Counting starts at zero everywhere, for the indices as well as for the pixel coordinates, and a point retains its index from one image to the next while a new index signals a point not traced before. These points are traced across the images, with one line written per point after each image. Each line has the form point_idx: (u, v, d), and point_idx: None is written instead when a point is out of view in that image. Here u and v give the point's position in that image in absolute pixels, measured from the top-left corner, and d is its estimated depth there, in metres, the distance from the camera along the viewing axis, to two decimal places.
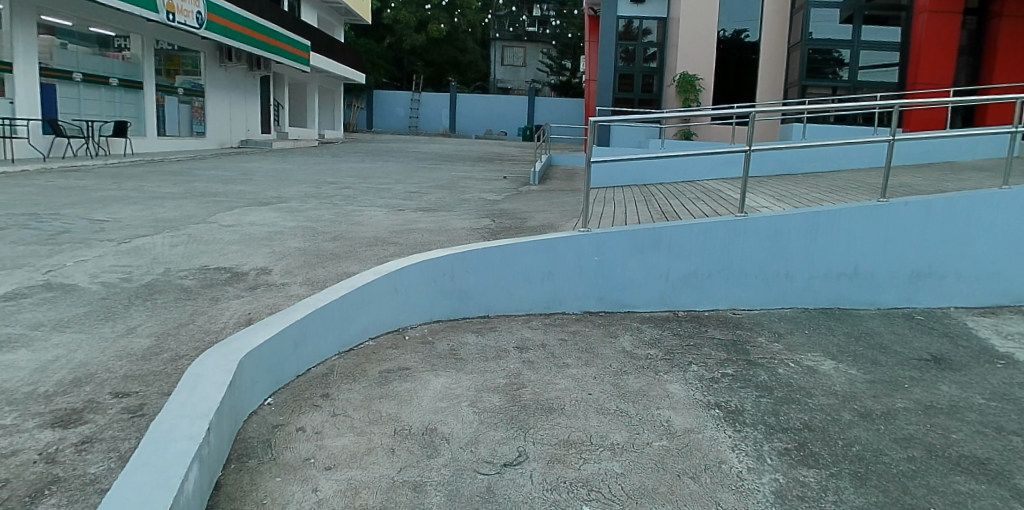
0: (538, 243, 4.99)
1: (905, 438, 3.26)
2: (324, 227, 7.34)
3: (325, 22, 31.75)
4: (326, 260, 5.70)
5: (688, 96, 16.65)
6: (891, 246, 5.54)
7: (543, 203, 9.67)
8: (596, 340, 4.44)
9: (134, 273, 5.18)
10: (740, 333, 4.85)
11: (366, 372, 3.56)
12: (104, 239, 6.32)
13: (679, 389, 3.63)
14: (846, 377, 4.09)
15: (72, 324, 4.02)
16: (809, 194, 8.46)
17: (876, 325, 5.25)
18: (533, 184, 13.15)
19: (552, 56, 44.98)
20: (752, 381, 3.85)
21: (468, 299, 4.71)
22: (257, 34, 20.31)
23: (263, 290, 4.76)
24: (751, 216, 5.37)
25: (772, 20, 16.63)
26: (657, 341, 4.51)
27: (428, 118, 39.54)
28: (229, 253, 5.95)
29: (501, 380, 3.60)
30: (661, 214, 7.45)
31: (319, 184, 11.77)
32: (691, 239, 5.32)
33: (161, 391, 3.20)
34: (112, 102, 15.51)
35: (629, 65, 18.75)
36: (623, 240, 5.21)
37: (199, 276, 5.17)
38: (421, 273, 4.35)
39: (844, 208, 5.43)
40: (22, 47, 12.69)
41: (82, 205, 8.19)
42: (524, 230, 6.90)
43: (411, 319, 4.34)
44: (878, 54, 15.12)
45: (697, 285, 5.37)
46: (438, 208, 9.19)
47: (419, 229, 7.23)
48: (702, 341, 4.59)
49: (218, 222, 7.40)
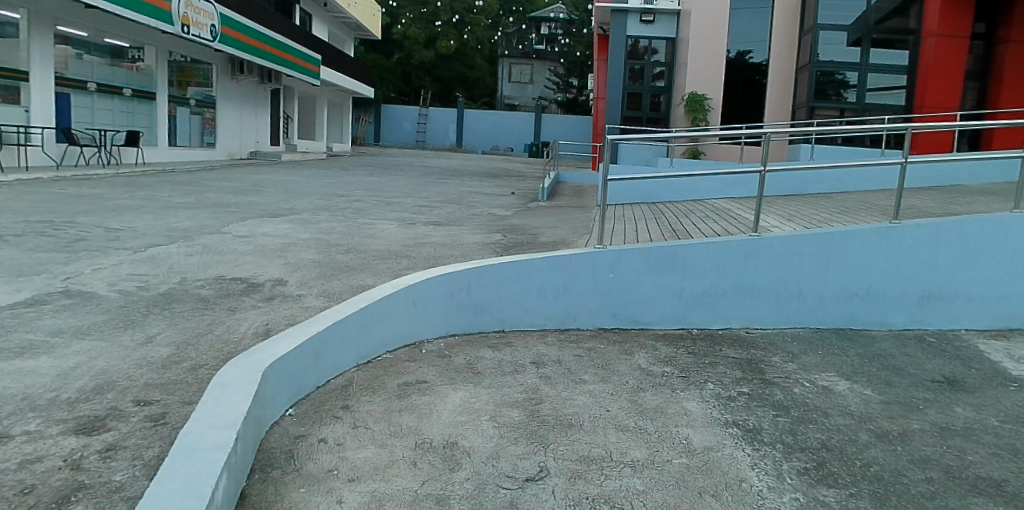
0: (553, 258, 4.90)
1: (922, 459, 3.26)
2: (338, 239, 7.40)
3: (336, 36, 32.11)
4: (340, 272, 5.75)
5: (697, 115, 16.91)
6: (901, 268, 5.55)
7: (553, 219, 9.72)
8: (613, 356, 4.36)
9: (151, 282, 5.21)
10: (754, 352, 4.76)
11: (385, 385, 3.56)
12: (120, 247, 6.37)
13: (696, 407, 3.63)
14: (861, 398, 4.08)
15: (92, 331, 4.06)
16: (820, 216, 8.51)
17: (889, 347, 5.24)
18: (541, 199, 13.26)
19: (559, 73, 45.27)
20: (769, 400, 3.85)
21: (483, 313, 4.64)
22: (269, 47, 20.56)
23: (279, 302, 4.83)
24: (765, 236, 5.33)
25: (781, 43, 16.72)
26: (672, 358, 4.42)
27: (435, 133, 39.87)
28: (245, 263, 6.01)
29: (520, 395, 3.57)
30: (672, 232, 7.48)
31: (329, 197, 11.88)
32: (706, 257, 5.25)
33: (182, 400, 3.23)
34: (125, 112, 15.73)
35: (638, 83, 18.86)
36: (638, 257, 5.11)
37: (215, 286, 5.20)
38: (438, 287, 4.32)
39: (856, 229, 5.44)
40: (39, 56, 12.85)
41: (97, 213, 8.25)
42: (535, 246, 6.94)
43: (427, 332, 4.29)
44: (886, 77, 15.26)
45: (712, 303, 5.28)
46: (449, 222, 9.24)
47: (432, 243, 7.26)
48: (717, 358, 4.51)
49: (232, 233, 7.45)
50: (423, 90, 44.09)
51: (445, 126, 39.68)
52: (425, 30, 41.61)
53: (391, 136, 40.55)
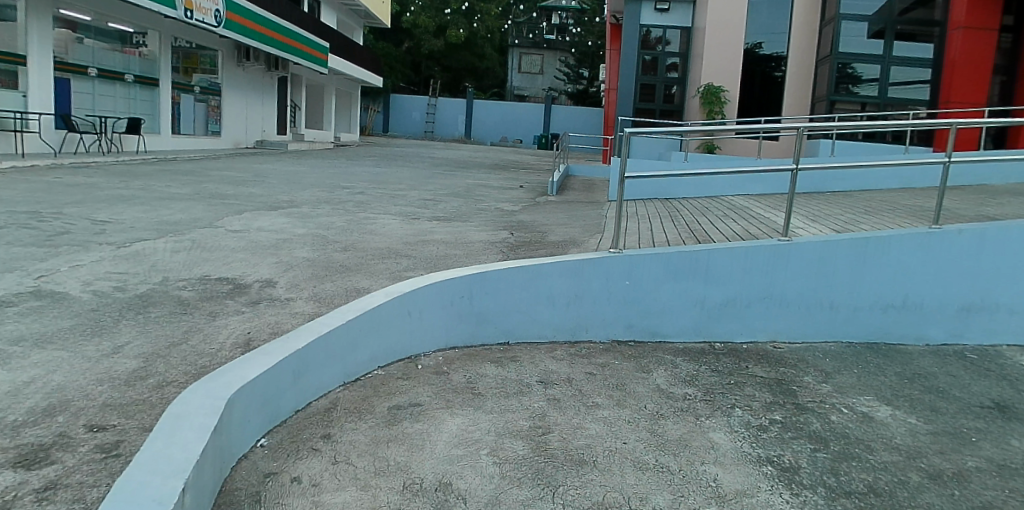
0: (566, 263, 4.37)
1: (985, 507, 2.83)
2: (336, 235, 7.02)
3: (343, 24, 31.63)
4: (335, 273, 5.37)
5: (713, 107, 16.19)
6: (940, 277, 5.09)
7: (564, 215, 9.30)
8: (629, 374, 3.92)
9: (130, 282, 4.83)
10: (784, 371, 4.32)
11: (374, 408, 3.17)
12: (104, 242, 6.01)
13: (724, 439, 3.21)
14: (907, 428, 3.65)
15: (55, 339, 3.68)
16: (844, 217, 8.02)
17: (928, 365, 4.78)
18: (551, 194, 12.81)
19: (570, 64, 44.72)
20: (805, 431, 3.43)
21: (486, 323, 4.16)
22: (276, 34, 20.18)
23: (265, 307, 4.44)
24: (798, 241, 4.82)
25: (801, 34, 16.15)
26: (695, 377, 3.98)
27: (444, 123, 39.38)
28: (233, 261, 5.61)
29: (525, 422, 3.16)
30: (689, 232, 7.04)
31: (332, 189, 11.51)
32: (734, 263, 4.72)
33: (142, 426, 2.84)
34: (127, 98, 15.39)
35: (651, 75, 18.33)
36: (659, 264, 4.57)
37: (199, 287, 4.81)
38: (435, 295, 3.86)
39: (895, 235, 4.96)
40: (38, 40, 12.49)
41: (87, 204, 7.89)
42: (544, 245, 6.52)
43: (422, 345, 3.85)
44: (909, 70, 14.70)
45: (737, 315, 4.76)
46: (454, 218, 8.84)
47: (434, 241, 6.83)
48: (744, 378, 4.07)
49: (225, 227, 7.07)
50: (432, 79, 43.55)
51: (454, 117, 39.16)
52: (434, 19, 40.99)
53: (399, 126, 40.10)
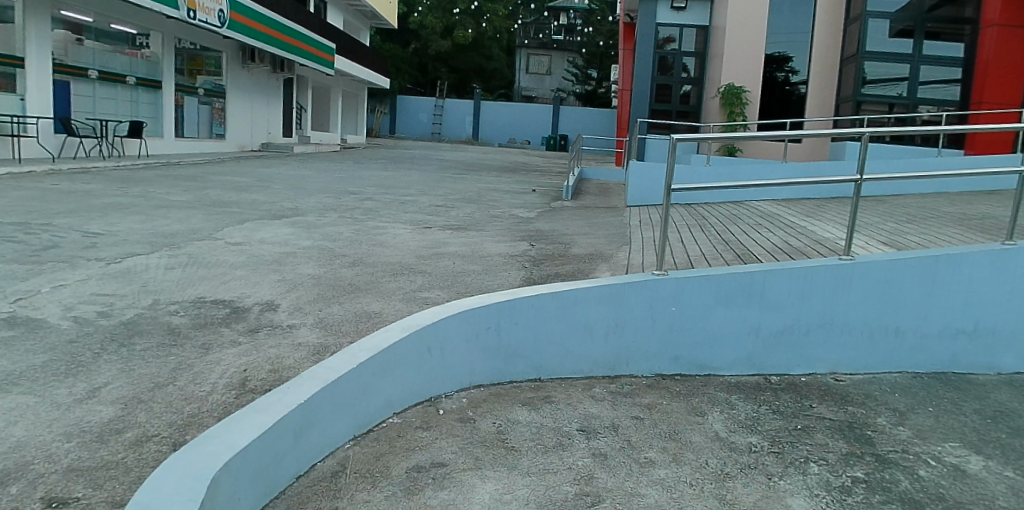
0: (604, 288, 3.86)
1: None
2: (344, 247, 6.54)
3: (350, 25, 31.21)
4: (343, 293, 4.88)
5: (733, 109, 15.70)
6: (1016, 298, 4.54)
7: (583, 223, 8.80)
8: (680, 419, 3.40)
9: (116, 306, 4.36)
10: (853, 412, 3.80)
11: (390, 470, 2.67)
12: (93, 258, 5.54)
13: (804, 506, 2.67)
14: (1008, 485, 3.11)
15: (23, 380, 3.20)
16: (888, 223, 7.46)
17: (1008, 399, 4.23)
18: (566, 199, 12.33)
19: (578, 65, 44.21)
20: (894, 492, 2.89)
21: (516, 358, 3.67)
22: (281, 35, 19.74)
23: (265, 336, 3.95)
24: (862, 260, 4.29)
25: (825, 33, 15.52)
26: (756, 423, 3.46)
27: (451, 124, 38.91)
28: (231, 280, 5.13)
29: (569, 488, 2.64)
30: (723, 243, 6.54)
31: (339, 195, 11.06)
32: (789, 286, 4.20)
33: (111, 498, 2.32)
34: (128, 101, 14.98)
35: (667, 75, 17.84)
36: (707, 288, 4.06)
37: (192, 312, 4.33)
38: (458, 328, 3.37)
39: (969, 253, 4.40)
40: (35, 41, 12.09)
41: (80, 213, 7.44)
42: (568, 259, 6.02)
43: (444, 386, 3.37)
44: (941, 70, 14.11)
45: (792, 344, 4.26)
46: (468, 226, 8.35)
47: (449, 255, 6.33)
48: (811, 423, 3.55)
49: (224, 239, 6.61)
50: (440, 81, 43.11)
51: (461, 118, 38.69)
52: (442, 20, 40.57)
53: (406, 128, 39.68)
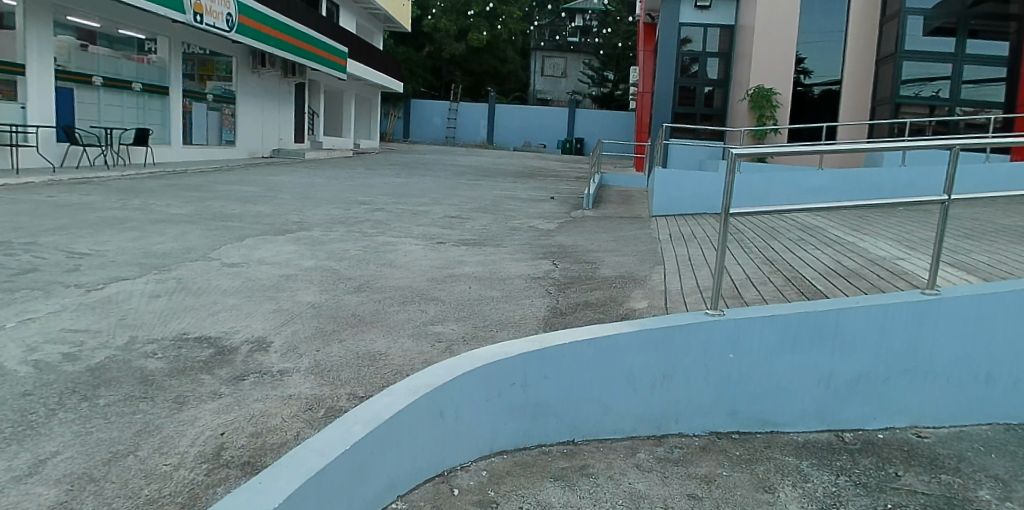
0: (650, 332, 3.27)
1: None
2: (349, 268, 6.00)
3: (363, 28, 30.85)
4: (345, 328, 4.32)
5: (764, 112, 14.95)
6: None
7: (607, 237, 8.19)
8: (749, 499, 2.78)
9: (85, 347, 3.81)
10: (948, 481, 3.14)
11: None
12: (72, 285, 5.02)
13: None
14: None
15: None
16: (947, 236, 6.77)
17: None
18: (587, 207, 11.74)
19: (594, 66, 43.64)
20: None
21: (548, 416, 3.10)
22: (291, 39, 19.32)
23: (252, 386, 3.39)
24: (950, 295, 3.62)
25: (860, 32, 14.79)
26: (837, 502, 2.83)
27: (466, 128, 38.45)
28: (221, 311, 4.59)
29: None
30: (768, 262, 5.92)
31: (348, 205, 10.54)
32: (865, 326, 3.56)
33: None
34: (135, 108, 14.60)
35: (691, 76, 17.18)
36: (769, 330, 3.44)
37: (171, 354, 3.77)
38: (480, 386, 2.81)
39: None
40: (36, 47, 11.71)
41: (68, 231, 6.95)
42: (596, 283, 5.41)
43: (463, 456, 2.80)
44: (985, 69, 13.39)
45: (867, 394, 3.63)
46: (484, 241, 7.77)
47: (464, 277, 5.75)
48: (903, 500, 2.90)
49: (220, 259, 6.09)
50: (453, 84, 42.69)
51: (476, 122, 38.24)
52: (455, 23, 40.14)
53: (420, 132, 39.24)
